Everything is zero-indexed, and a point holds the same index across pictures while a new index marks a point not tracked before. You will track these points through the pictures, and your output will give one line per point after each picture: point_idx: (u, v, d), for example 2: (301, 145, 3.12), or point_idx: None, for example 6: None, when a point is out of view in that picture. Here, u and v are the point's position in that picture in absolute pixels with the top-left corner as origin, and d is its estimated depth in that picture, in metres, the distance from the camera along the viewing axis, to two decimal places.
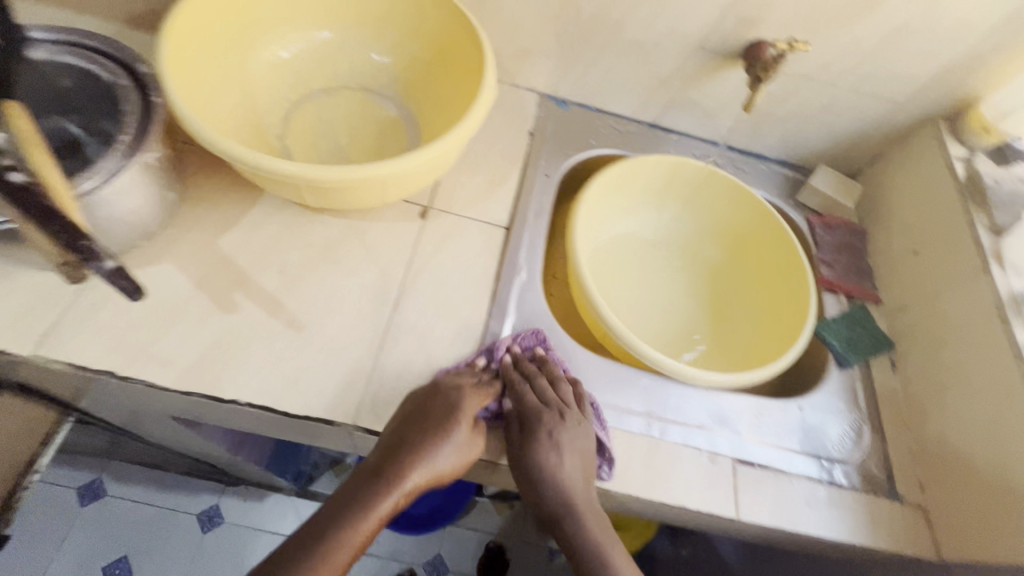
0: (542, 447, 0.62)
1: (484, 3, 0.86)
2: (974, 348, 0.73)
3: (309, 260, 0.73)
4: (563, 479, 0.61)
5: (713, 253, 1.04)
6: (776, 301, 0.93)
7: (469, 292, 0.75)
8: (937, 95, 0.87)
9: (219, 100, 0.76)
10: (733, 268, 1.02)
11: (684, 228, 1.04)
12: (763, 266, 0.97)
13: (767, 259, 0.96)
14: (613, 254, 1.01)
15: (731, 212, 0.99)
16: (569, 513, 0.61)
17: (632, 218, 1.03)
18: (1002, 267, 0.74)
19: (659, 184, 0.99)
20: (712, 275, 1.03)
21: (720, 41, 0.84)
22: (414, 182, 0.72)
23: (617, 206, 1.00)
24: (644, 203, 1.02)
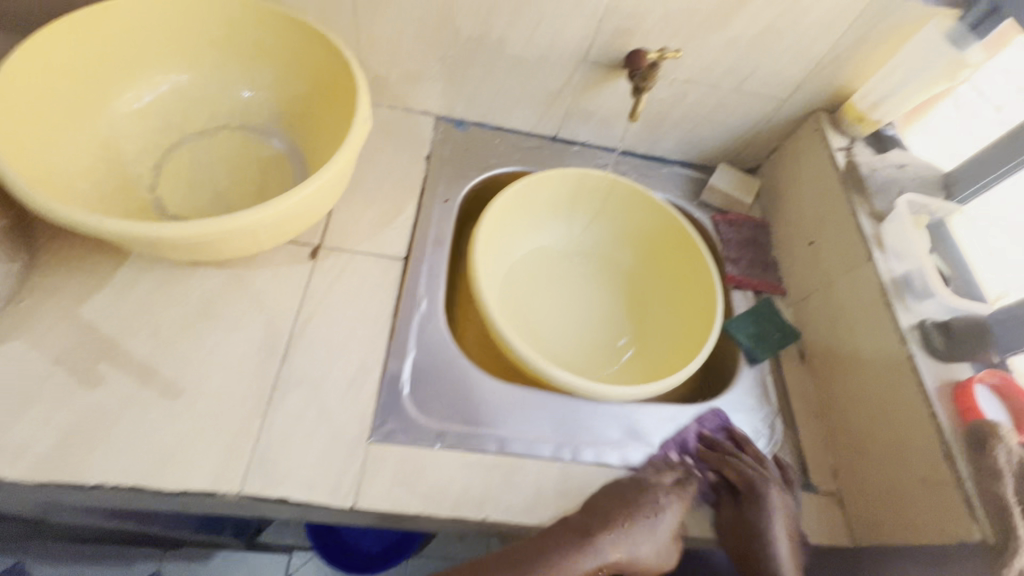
0: (773, 517, 0.67)
1: (359, 31, 0.83)
2: (865, 334, 0.75)
3: (186, 319, 0.68)
4: (776, 534, 0.66)
5: (627, 259, 1.04)
6: (688, 302, 0.93)
7: (365, 332, 0.72)
8: (816, 89, 0.90)
9: (71, 153, 0.71)
10: (647, 273, 1.02)
11: (596, 238, 1.04)
12: (674, 269, 0.97)
13: (676, 262, 0.96)
14: (527, 272, 1.00)
15: (638, 218, 1.00)
16: (768, 560, 0.65)
17: (543, 233, 1.02)
18: (884, 252, 0.77)
19: (565, 197, 0.99)
20: (628, 282, 1.03)
21: (601, 53, 0.84)
22: (288, 225, 0.70)
23: (525, 223, 0.99)
24: (553, 218, 1.01)
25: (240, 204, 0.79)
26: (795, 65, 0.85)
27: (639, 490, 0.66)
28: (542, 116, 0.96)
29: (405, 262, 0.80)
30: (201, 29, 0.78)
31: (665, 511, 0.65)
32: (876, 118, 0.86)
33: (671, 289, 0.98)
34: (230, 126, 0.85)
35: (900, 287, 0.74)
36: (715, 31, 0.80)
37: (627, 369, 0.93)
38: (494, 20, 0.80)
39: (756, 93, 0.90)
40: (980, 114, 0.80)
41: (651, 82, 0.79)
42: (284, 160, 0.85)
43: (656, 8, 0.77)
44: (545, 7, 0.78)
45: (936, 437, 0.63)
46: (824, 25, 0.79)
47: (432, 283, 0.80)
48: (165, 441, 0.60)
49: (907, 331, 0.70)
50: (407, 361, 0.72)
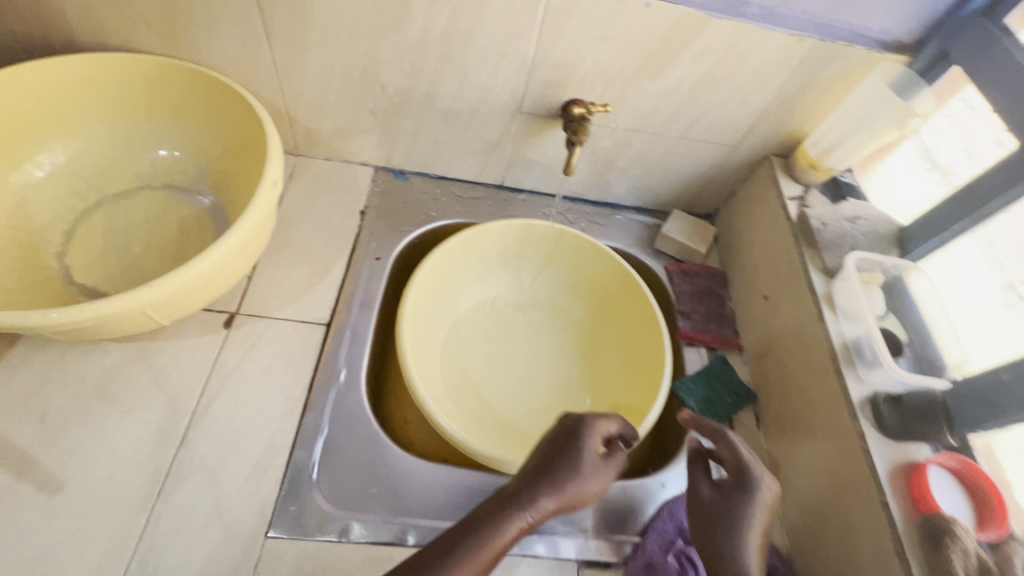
0: (760, 508, 0.58)
1: (282, 87, 0.80)
2: (816, 402, 0.69)
3: (78, 401, 0.64)
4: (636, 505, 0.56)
5: (580, 310, 0.98)
6: (640, 359, 0.88)
7: (275, 409, 0.68)
8: (767, 135, 0.85)
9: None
10: (600, 325, 0.96)
11: (548, 288, 0.99)
12: (626, 322, 0.92)
13: (627, 315, 0.91)
14: (472, 327, 0.94)
15: (588, 268, 0.94)
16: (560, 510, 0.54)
17: (489, 284, 0.97)
18: (835, 313, 0.71)
19: (511, 248, 0.94)
20: (581, 334, 0.97)
21: (534, 103, 0.80)
22: (185, 300, 0.65)
23: (469, 276, 0.94)
24: (500, 268, 0.96)
25: (154, 270, 0.75)
26: (740, 112, 0.81)
27: (573, 435, 0.58)
28: (484, 165, 0.92)
29: (328, 328, 0.76)
30: (118, 89, 0.76)
31: (586, 461, 0.56)
32: (829, 165, 0.80)
33: (624, 344, 0.92)
34: (152, 186, 0.82)
35: (852, 353, 0.68)
36: (650, 81, 0.76)
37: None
38: (419, 74, 0.77)
39: (703, 140, 0.86)
40: (974, 131, 0.73)
41: (583, 136, 0.76)
42: (207, 219, 0.81)
43: (585, 60, 0.74)
44: (470, 61, 0.75)
45: (887, 530, 0.56)
46: (764, 72, 0.75)
47: (355, 350, 0.75)
48: (38, 543, 0.55)
49: (859, 405, 0.64)
50: (318, 441, 0.67)
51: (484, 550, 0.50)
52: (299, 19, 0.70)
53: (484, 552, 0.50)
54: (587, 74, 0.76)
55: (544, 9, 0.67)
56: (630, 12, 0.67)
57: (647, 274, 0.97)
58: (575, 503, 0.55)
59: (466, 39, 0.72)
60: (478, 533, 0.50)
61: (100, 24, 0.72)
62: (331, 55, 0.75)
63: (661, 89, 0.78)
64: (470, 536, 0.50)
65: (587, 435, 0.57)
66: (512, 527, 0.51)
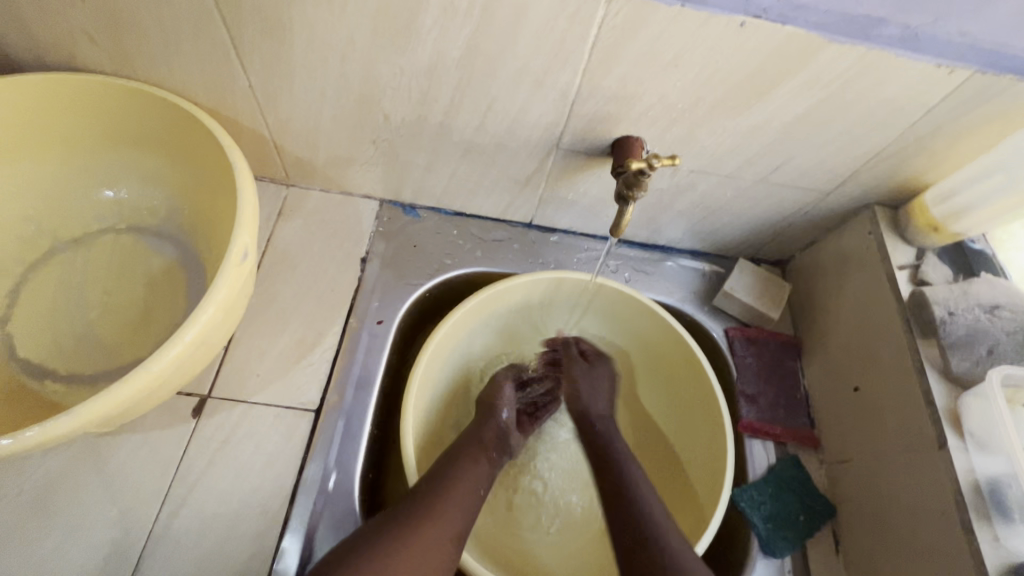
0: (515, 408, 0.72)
1: (264, 113, 0.65)
2: (929, 558, 0.54)
3: (13, 518, 0.53)
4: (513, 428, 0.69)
5: (617, 373, 0.83)
6: (693, 447, 0.73)
7: (249, 526, 0.56)
8: (874, 182, 0.66)
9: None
10: (641, 393, 0.81)
11: None
12: (677, 397, 0.77)
13: (677, 390, 0.76)
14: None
15: (631, 328, 0.79)
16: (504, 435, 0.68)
17: (510, 342, 0.82)
18: (963, 438, 0.54)
19: (539, 303, 0.78)
20: (619, 400, 0.83)
21: (576, 140, 0.63)
22: (138, 407, 0.52)
23: (488, 334, 0.79)
24: (525, 322, 0.81)
25: (114, 338, 0.63)
26: (842, 156, 0.62)
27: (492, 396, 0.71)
28: (510, 203, 0.76)
29: (316, 417, 0.63)
30: (67, 116, 0.63)
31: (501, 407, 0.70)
32: (957, 229, 0.62)
33: (674, 422, 0.77)
34: (115, 229, 0.69)
35: (988, 503, 0.51)
36: (730, 117, 0.58)
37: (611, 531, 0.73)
38: (431, 103, 0.61)
39: (788, 185, 0.68)
40: None
41: (639, 190, 0.57)
42: (177, 270, 0.68)
43: (647, 91, 0.56)
44: (495, 89, 0.58)
45: None
46: (888, 111, 0.56)
47: (347, 446, 0.62)
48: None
49: None
50: (299, 570, 0.55)
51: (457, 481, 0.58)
52: (276, 35, 0.54)
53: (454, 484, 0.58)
54: (646, 108, 0.58)
55: (598, 29, 0.50)
56: (715, 35, 0.49)
57: (701, 336, 0.80)
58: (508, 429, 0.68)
59: (491, 63, 0.55)
60: (455, 465, 0.61)
61: (35, 38, 0.58)
62: (321, 78, 0.59)
63: (742, 127, 0.60)
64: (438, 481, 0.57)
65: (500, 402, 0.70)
66: (475, 461, 0.62)
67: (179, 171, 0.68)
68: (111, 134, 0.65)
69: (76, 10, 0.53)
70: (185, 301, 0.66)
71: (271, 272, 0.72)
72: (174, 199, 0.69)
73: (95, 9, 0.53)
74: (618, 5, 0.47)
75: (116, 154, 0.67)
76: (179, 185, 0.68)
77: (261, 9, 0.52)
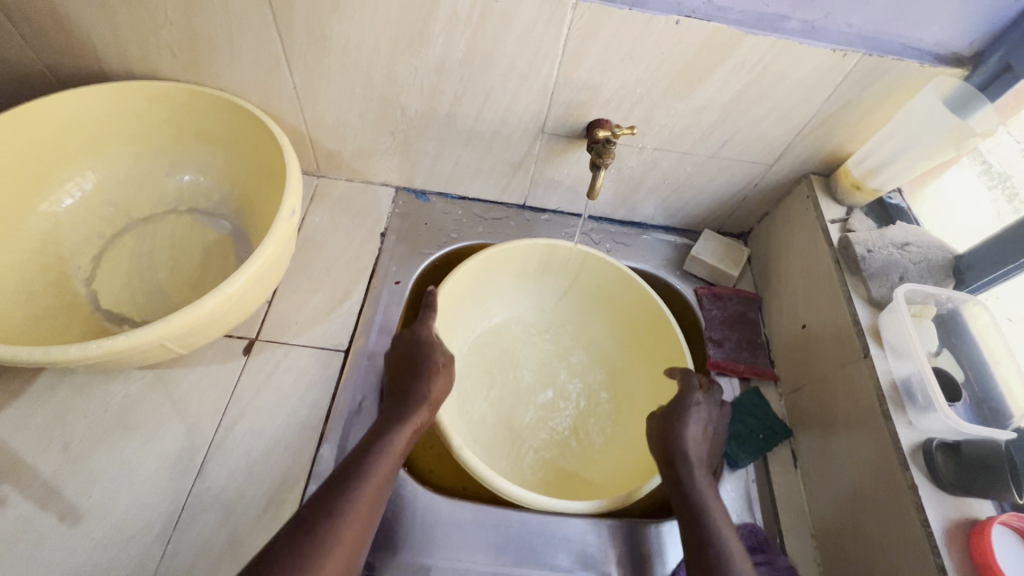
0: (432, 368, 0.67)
1: (304, 111, 0.80)
2: (859, 446, 0.64)
3: (101, 431, 0.64)
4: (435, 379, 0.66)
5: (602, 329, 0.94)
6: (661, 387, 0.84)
7: (292, 438, 0.67)
8: (806, 155, 0.80)
9: (12, 256, 0.71)
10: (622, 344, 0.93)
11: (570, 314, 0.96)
12: (649, 346, 0.88)
13: (652, 345, 0.87)
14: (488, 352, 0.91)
15: (609, 293, 0.91)
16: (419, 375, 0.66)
17: (505, 304, 0.95)
18: (882, 348, 0.65)
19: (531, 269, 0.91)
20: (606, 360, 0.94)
21: (558, 124, 0.78)
22: (206, 331, 0.65)
23: (485, 296, 0.92)
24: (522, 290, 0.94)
25: (177, 296, 0.76)
26: (774, 132, 0.76)
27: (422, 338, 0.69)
28: (506, 186, 0.90)
29: (345, 355, 0.75)
30: (145, 116, 0.78)
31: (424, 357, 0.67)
32: (875, 186, 0.75)
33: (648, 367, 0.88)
34: (178, 210, 0.83)
35: (901, 395, 0.62)
36: (679, 100, 0.73)
37: (597, 461, 0.84)
38: (439, 97, 0.76)
39: (736, 160, 0.82)
40: None
41: (608, 158, 0.74)
42: (229, 242, 0.82)
43: (610, 80, 0.71)
44: (490, 82, 0.73)
45: None
46: (802, 91, 0.70)
47: (370, 379, 0.73)
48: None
49: (910, 453, 0.58)
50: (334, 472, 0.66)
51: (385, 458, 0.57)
52: (319, 44, 0.70)
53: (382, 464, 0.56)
54: (612, 95, 0.73)
55: (567, 29, 0.65)
56: (657, 31, 0.64)
57: (674, 297, 0.92)
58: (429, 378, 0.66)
59: (486, 61, 0.70)
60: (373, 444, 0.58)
61: (128, 53, 0.73)
62: (351, 80, 0.74)
63: (690, 107, 0.74)
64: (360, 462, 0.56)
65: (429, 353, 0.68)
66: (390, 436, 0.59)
67: (233, 161, 0.82)
68: (178, 131, 0.80)
69: (165, 28, 0.69)
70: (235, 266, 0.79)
71: (307, 244, 0.85)
72: (226, 184, 0.83)
73: (180, 28, 0.69)
74: (581, 10, 0.62)
75: (182, 148, 0.82)
76: (231, 173, 0.83)
77: (308, 23, 0.67)
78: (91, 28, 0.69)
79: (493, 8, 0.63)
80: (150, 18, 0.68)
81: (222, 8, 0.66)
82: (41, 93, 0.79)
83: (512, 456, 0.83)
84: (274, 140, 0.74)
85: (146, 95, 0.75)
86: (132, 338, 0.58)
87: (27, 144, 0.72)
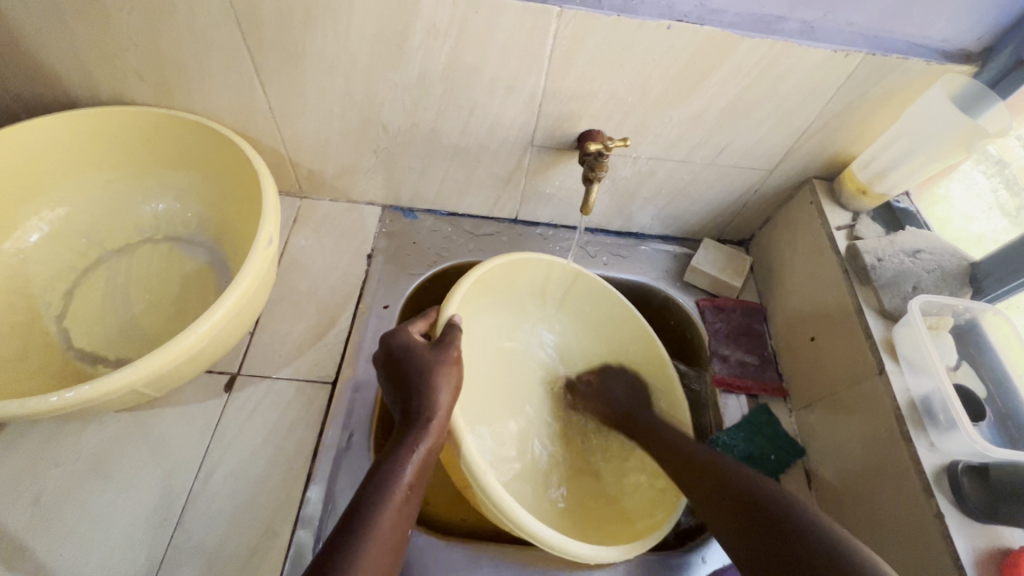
0: (429, 383, 0.58)
1: (282, 131, 0.76)
2: (879, 471, 0.60)
3: (74, 480, 0.61)
4: (432, 399, 0.57)
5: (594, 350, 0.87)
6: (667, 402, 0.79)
7: (277, 480, 0.63)
8: (809, 159, 0.76)
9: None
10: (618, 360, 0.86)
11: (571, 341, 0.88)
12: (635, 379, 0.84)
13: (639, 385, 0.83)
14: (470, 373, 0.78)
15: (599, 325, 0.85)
16: (410, 402, 0.58)
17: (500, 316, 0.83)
18: (898, 363, 0.62)
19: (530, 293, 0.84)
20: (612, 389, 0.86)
21: (547, 137, 0.74)
22: (180, 372, 0.61)
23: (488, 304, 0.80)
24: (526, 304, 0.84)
25: (154, 329, 0.72)
26: (775, 136, 0.73)
27: (406, 358, 0.61)
28: (497, 201, 0.87)
29: (332, 388, 0.71)
30: (114, 143, 0.74)
31: (417, 382, 0.59)
32: (882, 191, 0.72)
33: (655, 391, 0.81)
34: (154, 239, 0.79)
35: (921, 415, 0.58)
36: (674, 107, 0.69)
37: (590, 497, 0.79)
38: (422, 113, 0.72)
39: (734, 166, 0.78)
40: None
41: (601, 171, 0.71)
42: (208, 271, 0.78)
43: (601, 89, 0.67)
44: (475, 96, 0.69)
45: None
46: (804, 94, 0.66)
47: (359, 413, 0.69)
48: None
49: (934, 479, 0.55)
50: (322, 518, 0.62)
51: (400, 482, 0.52)
52: (294, 64, 0.66)
53: (397, 493, 0.51)
54: (602, 104, 0.69)
55: (553, 39, 0.61)
56: (649, 37, 0.60)
57: (675, 310, 0.88)
58: (424, 399, 0.57)
59: (469, 74, 0.66)
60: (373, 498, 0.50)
61: (94, 78, 0.70)
62: (328, 97, 0.71)
63: (686, 114, 0.70)
64: (362, 522, 0.49)
65: (422, 372, 0.59)
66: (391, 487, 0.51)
67: (209, 186, 0.79)
68: (148, 156, 0.77)
69: (130, 52, 0.66)
70: (215, 295, 0.75)
71: (289, 269, 0.81)
72: (205, 210, 0.80)
73: (145, 50, 0.65)
74: (567, 18, 0.59)
75: (156, 175, 0.79)
76: (207, 198, 0.79)
77: (280, 41, 0.64)
78: (54, 55, 0.66)
79: (474, 19, 0.60)
80: (115, 42, 0.64)
81: (189, 29, 0.63)
82: (6, 121, 0.76)
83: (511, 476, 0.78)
84: (249, 162, 0.71)
85: (111, 121, 0.71)
86: (99, 387, 0.54)
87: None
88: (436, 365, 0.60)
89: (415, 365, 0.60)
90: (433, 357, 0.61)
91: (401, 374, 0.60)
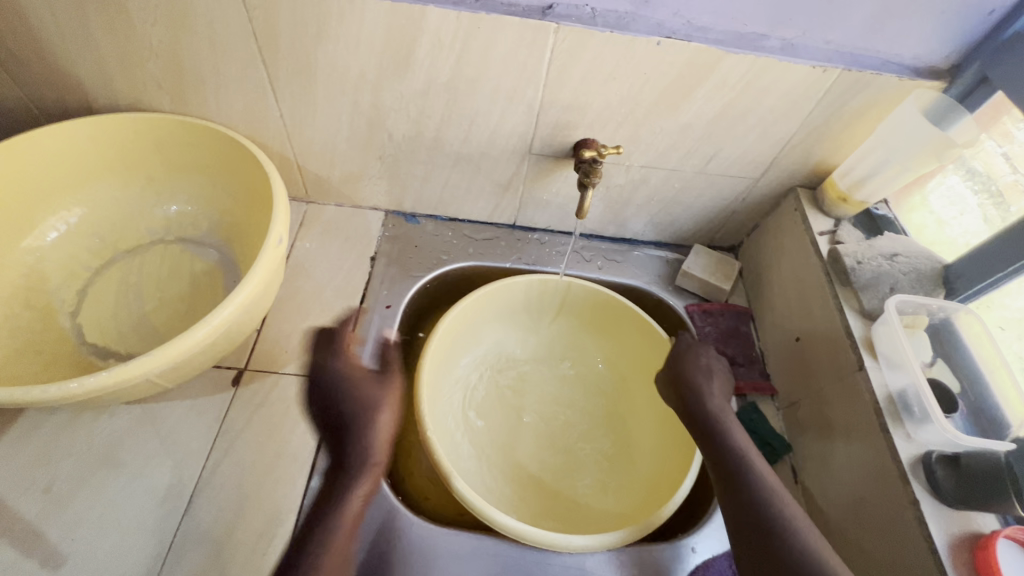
0: (375, 419, 0.63)
1: (292, 139, 0.80)
2: (857, 460, 0.64)
3: (86, 469, 0.63)
4: (375, 435, 0.63)
5: (591, 341, 0.91)
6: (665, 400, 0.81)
7: (284, 472, 0.66)
8: (793, 169, 0.81)
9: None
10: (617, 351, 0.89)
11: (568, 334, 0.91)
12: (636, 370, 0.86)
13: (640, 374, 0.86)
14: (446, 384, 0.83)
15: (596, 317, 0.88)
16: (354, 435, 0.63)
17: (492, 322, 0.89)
18: (877, 360, 0.65)
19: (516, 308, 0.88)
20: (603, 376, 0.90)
21: (545, 145, 0.78)
22: (191, 363, 0.63)
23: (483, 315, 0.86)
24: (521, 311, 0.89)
25: (164, 326, 0.75)
26: (760, 146, 0.77)
27: (355, 393, 0.65)
28: (496, 207, 0.90)
29: None
30: (128, 147, 0.77)
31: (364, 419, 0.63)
32: (861, 199, 0.76)
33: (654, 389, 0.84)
34: (165, 240, 0.82)
35: (898, 408, 0.61)
36: (665, 118, 0.73)
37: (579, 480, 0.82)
38: (426, 121, 0.76)
39: (723, 175, 0.82)
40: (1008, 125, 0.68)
41: (595, 177, 0.74)
42: (217, 271, 0.81)
43: (595, 100, 0.71)
44: (476, 106, 0.73)
45: None
46: (785, 107, 0.71)
47: None
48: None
49: (911, 468, 0.58)
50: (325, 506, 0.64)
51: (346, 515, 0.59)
52: (305, 74, 0.70)
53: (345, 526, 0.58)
54: (596, 115, 0.73)
55: (551, 53, 0.65)
56: (640, 52, 0.65)
57: (668, 314, 0.92)
58: (369, 436, 0.63)
59: (471, 85, 0.70)
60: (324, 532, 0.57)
61: (114, 87, 0.73)
62: (338, 106, 0.74)
63: (675, 124, 0.74)
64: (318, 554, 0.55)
65: (367, 409, 0.64)
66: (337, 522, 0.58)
67: (220, 189, 0.82)
68: (162, 161, 0.80)
69: (151, 62, 0.69)
70: (224, 295, 0.78)
71: (295, 270, 0.84)
72: (215, 213, 0.83)
73: (165, 61, 0.69)
74: (563, 34, 0.63)
75: (168, 179, 0.82)
76: (218, 202, 0.83)
77: (294, 52, 0.67)
78: (77, 64, 0.70)
79: (477, 34, 0.64)
80: (136, 52, 0.68)
81: (208, 42, 0.67)
82: (27, 127, 0.79)
83: (503, 469, 0.81)
84: (260, 165, 0.74)
85: (129, 127, 0.75)
86: (116, 375, 0.57)
87: (12, 179, 0.71)
88: (383, 400, 0.65)
89: (361, 403, 0.64)
90: (377, 394, 0.65)
91: (341, 407, 0.65)
